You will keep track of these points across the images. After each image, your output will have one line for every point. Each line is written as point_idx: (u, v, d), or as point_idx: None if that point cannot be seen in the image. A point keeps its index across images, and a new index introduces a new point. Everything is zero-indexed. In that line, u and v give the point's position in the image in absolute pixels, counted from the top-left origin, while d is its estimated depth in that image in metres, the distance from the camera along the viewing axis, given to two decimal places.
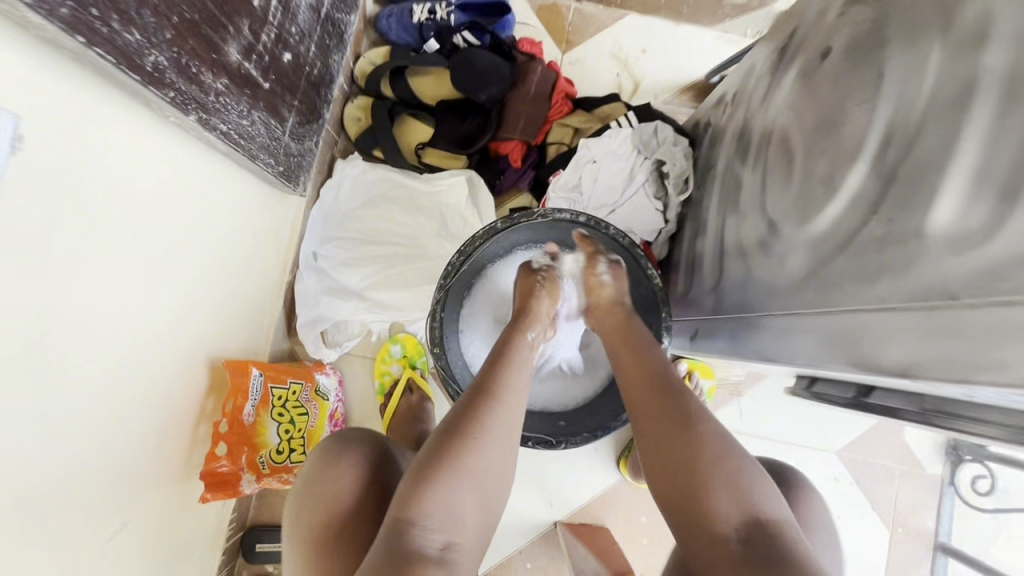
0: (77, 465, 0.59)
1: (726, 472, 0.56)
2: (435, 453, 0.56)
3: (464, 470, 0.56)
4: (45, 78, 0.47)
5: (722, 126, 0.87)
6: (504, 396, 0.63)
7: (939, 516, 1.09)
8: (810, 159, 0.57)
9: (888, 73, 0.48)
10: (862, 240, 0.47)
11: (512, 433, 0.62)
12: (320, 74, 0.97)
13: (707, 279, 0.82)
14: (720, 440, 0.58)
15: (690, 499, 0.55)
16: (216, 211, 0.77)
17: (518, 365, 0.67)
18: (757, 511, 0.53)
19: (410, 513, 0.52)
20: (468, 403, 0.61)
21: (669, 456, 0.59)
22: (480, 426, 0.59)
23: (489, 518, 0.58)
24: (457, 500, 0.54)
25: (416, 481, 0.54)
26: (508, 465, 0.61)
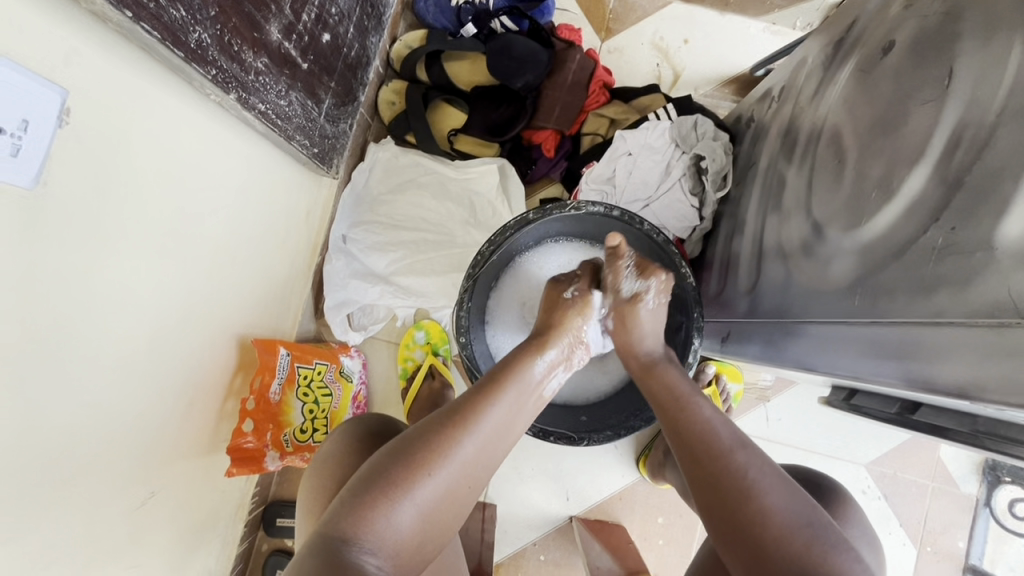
0: (114, 429, 0.61)
1: (769, 489, 0.52)
2: (381, 471, 0.52)
3: (409, 495, 0.51)
4: (97, 52, 0.48)
5: (768, 121, 0.83)
6: (477, 429, 0.56)
7: (971, 537, 1.04)
8: (863, 160, 0.55)
9: (960, 70, 0.45)
10: (928, 248, 0.45)
11: (479, 465, 0.56)
12: (358, 56, 0.97)
13: (744, 281, 0.80)
14: (761, 462, 0.54)
15: (734, 511, 0.51)
16: (253, 192, 0.79)
17: (505, 398, 0.59)
18: (806, 520, 0.50)
19: (336, 531, 0.49)
20: (436, 423, 0.56)
21: (706, 477, 0.55)
22: (437, 454, 0.53)
23: (429, 546, 0.54)
24: (396, 523, 0.50)
25: (349, 498, 0.51)
26: (462, 500, 0.55)
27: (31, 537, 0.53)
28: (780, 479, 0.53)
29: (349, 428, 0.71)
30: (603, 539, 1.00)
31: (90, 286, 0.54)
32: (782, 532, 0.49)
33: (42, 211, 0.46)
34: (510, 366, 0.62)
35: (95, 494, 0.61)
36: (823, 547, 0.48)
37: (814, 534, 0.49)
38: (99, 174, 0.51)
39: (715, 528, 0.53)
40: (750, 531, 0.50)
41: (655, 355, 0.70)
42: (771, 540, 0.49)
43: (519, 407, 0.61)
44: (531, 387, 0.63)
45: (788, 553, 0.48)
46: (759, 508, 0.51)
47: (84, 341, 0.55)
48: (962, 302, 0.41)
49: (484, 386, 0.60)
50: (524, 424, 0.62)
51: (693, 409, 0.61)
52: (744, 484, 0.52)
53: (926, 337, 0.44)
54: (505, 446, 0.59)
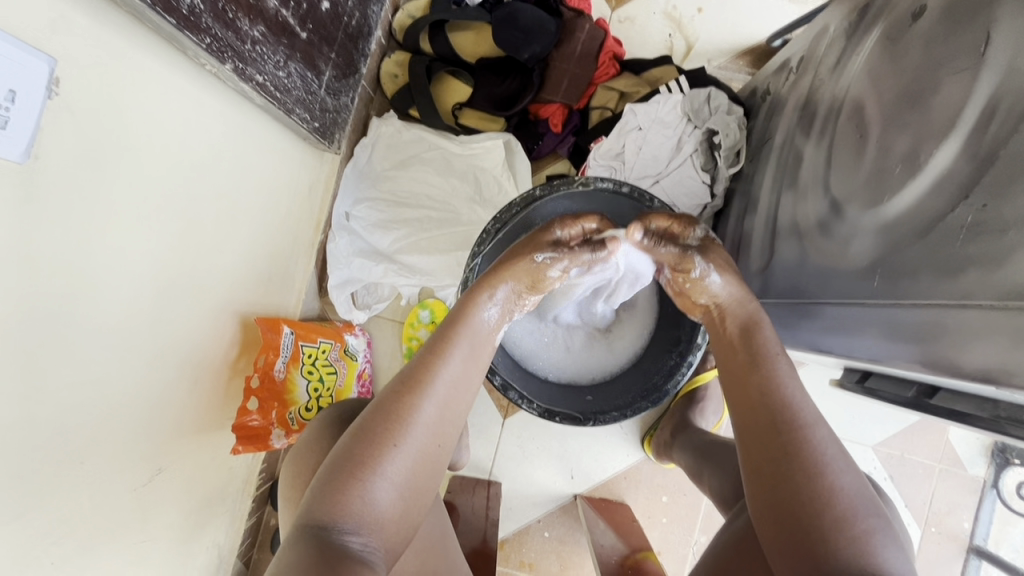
0: (118, 407, 0.61)
1: (841, 469, 0.51)
2: (349, 451, 0.52)
3: (380, 470, 0.51)
4: (85, 19, 0.46)
5: (785, 95, 0.80)
6: (432, 390, 0.57)
7: (977, 518, 1.04)
8: (887, 134, 0.52)
9: (995, 36, 0.42)
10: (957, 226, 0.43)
11: (442, 428, 0.57)
12: (359, 26, 0.93)
13: (755, 260, 0.78)
14: (838, 444, 0.53)
15: (795, 483, 0.51)
16: (253, 168, 0.77)
17: (453, 352, 0.61)
18: (868, 508, 0.49)
19: (313, 516, 0.48)
20: (394, 391, 0.56)
21: (781, 448, 0.53)
22: (399, 422, 0.54)
23: (411, 518, 0.54)
24: (374, 501, 0.50)
25: (323, 481, 0.51)
26: (433, 463, 0.56)
27: (39, 512, 0.53)
28: (852, 466, 0.52)
29: (324, 414, 0.70)
30: (607, 516, 1.00)
31: (89, 263, 0.53)
32: (846, 511, 0.49)
33: (36, 185, 0.45)
34: (452, 325, 0.63)
35: (101, 471, 0.61)
36: (874, 535, 0.47)
37: (876, 523, 0.48)
38: (94, 148, 0.50)
39: (770, 493, 0.52)
40: (807, 506, 0.49)
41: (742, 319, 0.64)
42: (828, 517, 0.48)
43: (473, 358, 0.63)
44: (477, 341, 0.64)
45: (847, 531, 0.47)
46: (827, 485, 0.50)
47: (87, 320, 0.54)
48: (990, 283, 0.40)
49: (431, 347, 0.61)
50: (477, 378, 0.63)
51: (771, 373, 0.59)
52: (816, 458, 0.52)
53: (952, 319, 0.42)
54: (464, 403, 0.61)
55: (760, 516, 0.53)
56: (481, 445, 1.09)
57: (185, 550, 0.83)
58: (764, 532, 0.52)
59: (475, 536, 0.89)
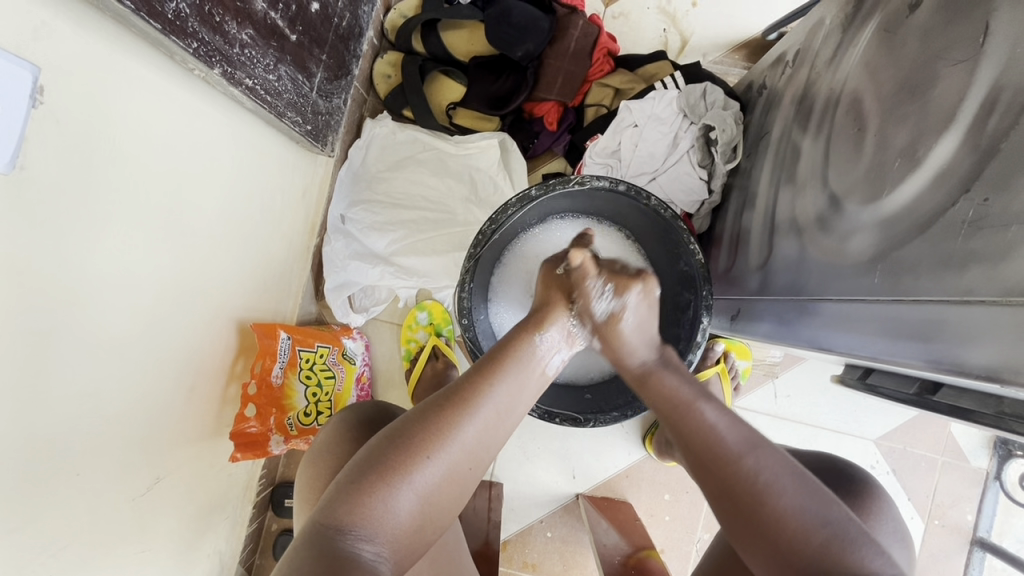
0: (116, 417, 0.61)
1: (782, 490, 0.50)
2: (377, 458, 0.51)
3: (407, 479, 0.50)
4: (70, 26, 0.45)
5: (781, 88, 0.79)
6: (478, 412, 0.55)
7: (980, 510, 1.03)
8: (886, 128, 0.51)
9: (995, 26, 0.41)
10: (968, 223, 0.42)
11: (480, 449, 0.55)
12: (349, 27, 0.92)
13: (754, 256, 0.77)
14: (769, 463, 0.52)
15: (749, 525, 0.50)
16: (246, 173, 0.77)
17: (506, 379, 0.58)
18: (823, 517, 0.49)
19: (331, 518, 0.48)
20: (434, 406, 0.55)
21: (718, 486, 0.53)
22: (438, 437, 0.53)
23: (429, 531, 0.53)
24: (396, 509, 0.50)
25: (347, 482, 0.50)
26: (462, 483, 0.54)
27: (36, 526, 0.52)
28: (794, 479, 0.51)
29: (342, 417, 0.70)
30: (609, 515, 0.99)
31: (79, 274, 0.52)
32: (799, 531, 0.48)
33: (26, 195, 0.44)
34: (510, 350, 0.61)
35: (99, 482, 0.60)
36: (842, 541, 0.47)
37: (833, 528, 0.48)
38: (83, 157, 0.49)
39: (731, 528, 0.52)
40: (770, 534, 0.49)
41: (649, 362, 0.65)
42: (787, 543, 0.48)
43: (523, 391, 0.60)
44: (533, 368, 0.61)
45: (806, 551, 0.47)
46: (772, 512, 0.50)
47: (81, 329, 0.53)
48: (994, 280, 0.39)
49: (482, 369, 0.59)
50: (525, 407, 0.61)
51: (697, 412, 0.57)
52: (754, 490, 0.51)
53: (954, 316, 0.42)
54: (506, 430, 0.58)
55: (735, 544, 0.53)
56: None
57: (186, 558, 0.82)
58: (749, 561, 0.52)
59: (477, 538, 0.89)
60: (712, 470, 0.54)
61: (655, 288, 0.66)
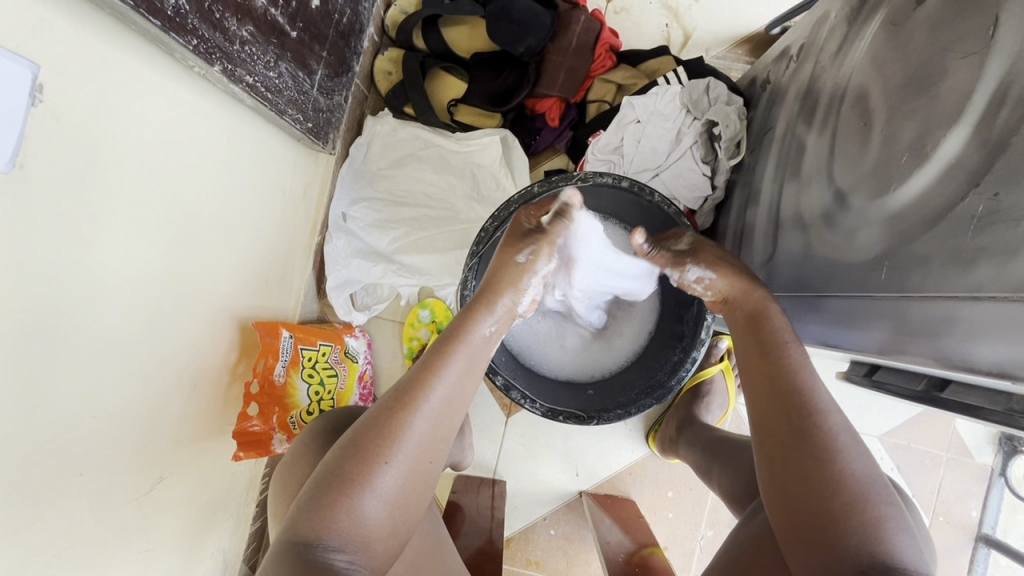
0: (118, 416, 0.61)
1: (850, 455, 0.50)
2: (336, 468, 0.51)
3: (368, 485, 0.50)
4: (67, 23, 0.45)
5: (785, 83, 0.78)
6: (424, 403, 0.55)
7: (985, 506, 1.03)
8: (892, 122, 0.51)
9: (1005, 19, 0.40)
10: (979, 219, 0.41)
11: (435, 442, 0.56)
12: (350, 23, 0.92)
13: (758, 253, 0.77)
14: (851, 433, 0.52)
15: (806, 476, 0.50)
16: (247, 171, 0.76)
17: (448, 367, 0.58)
18: (885, 493, 0.48)
19: (298, 535, 0.47)
20: (384, 408, 0.55)
21: (789, 433, 0.53)
22: (389, 435, 0.53)
23: (403, 529, 0.53)
24: (363, 517, 0.50)
25: (310, 497, 0.50)
26: (425, 477, 0.55)
27: (37, 526, 0.52)
28: (864, 450, 0.51)
29: (316, 426, 0.69)
30: (613, 513, 0.99)
31: (79, 273, 0.51)
32: (859, 497, 0.48)
33: (23, 194, 0.44)
34: (447, 341, 0.61)
35: (100, 482, 0.60)
36: (886, 520, 0.47)
37: (887, 511, 0.47)
38: (82, 155, 0.49)
39: (778, 463, 0.53)
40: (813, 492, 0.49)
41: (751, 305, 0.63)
42: (840, 507, 0.47)
43: (471, 374, 0.61)
44: (477, 356, 0.62)
45: (852, 521, 0.46)
46: (840, 471, 0.49)
47: (81, 328, 0.53)
48: (1003, 275, 0.39)
49: (428, 362, 0.59)
50: (472, 392, 0.61)
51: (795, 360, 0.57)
52: (826, 447, 0.50)
53: (963, 313, 0.42)
54: (458, 419, 0.59)
55: (773, 498, 0.52)
56: (485, 444, 1.08)
57: (189, 557, 0.82)
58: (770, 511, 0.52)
59: (480, 536, 0.88)
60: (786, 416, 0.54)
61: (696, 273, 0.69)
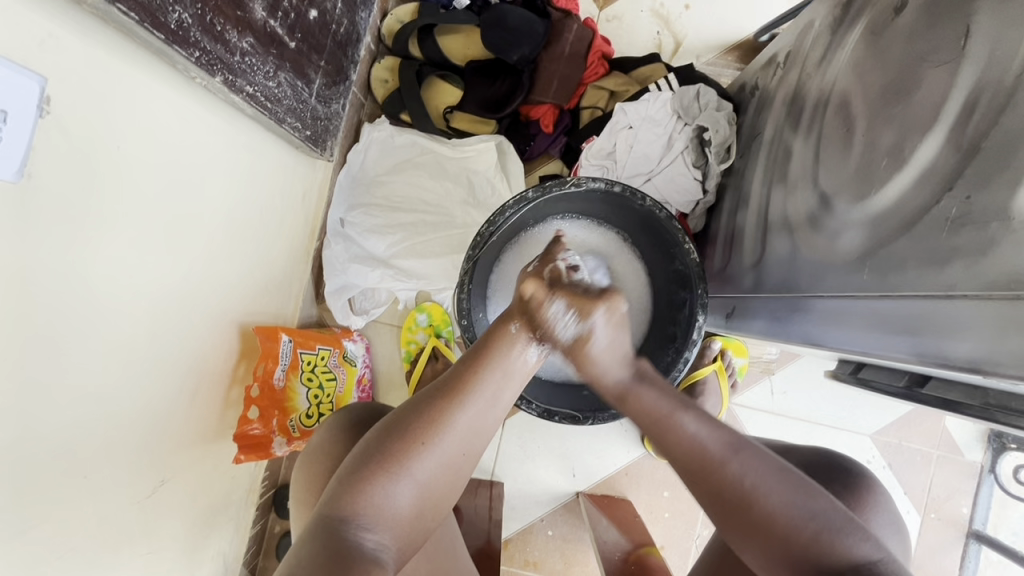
0: (122, 420, 0.62)
1: (767, 491, 0.52)
2: (377, 448, 0.53)
3: (404, 469, 0.52)
4: (74, 37, 0.46)
5: (773, 89, 0.80)
6: (468, 401, 0.56)
7: (975, 503, 1.04)
8: (873, 127, 0.53)
9: (976, 30, 0.42)
10: (953, 221, 0.43)
11: (474, 436, 0.57)
12: (347, 32, 0.94)
13: (748, 255, 0.79)
14: (753, 464, 0.53)
15: (745, 524, 0.52)
16: (247, 178, 0.78)
17: (491, 367, 0.59)
18: (808, 510, 0.50)
19: (334, 511, 0.49)
20: (427, 398, 0.56)
21: (707, 494, 0.54)
22: (431, 426, 0.54)
23: (430, 517, 0.55)
24: (395, 498, 0.51)
25: (349, 474, 0.52)
26: (459, 471, 0.56)
27: (43, 527, 0.53)
28: (776, 472, 0.53)
29: (346, 411, 0.70)
30: (610, 513, 1.00)
31: (85, 279, 0.53)
32: (795, 525, 0.50)
33: (30, 202, 0.45)
34: (492, 335, 0.61)
35: (104, 484, 0.61)
36: (830, 531, 0.49)
37: (822, 520, 0.50)
38: (87, 164, 0.50)
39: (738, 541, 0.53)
40: (765, 541, 0.51)
41: (624, 381, 0.61)
42: (781, 540, 0.50)
43: (513, 375, 0.62)
44: (517, 360, 0.60)
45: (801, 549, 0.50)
46: (762, 510, 0.51)
47: (86, 333, 0.54)
48: (976, 274, 0.41)
49: (473, 358, 0.61)
50: (518, 394, 0.62)
51: (676, 421, 0.57)
52: (741, 493, 0.52)
53: (940, 310, 0.43)
54: (499, 418, 0.60)
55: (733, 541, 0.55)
56: None
57: (190, 559, 0.83)
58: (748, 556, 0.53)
59: (479, 536, 0.90)
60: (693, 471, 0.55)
61: (619, 306, 0.62)
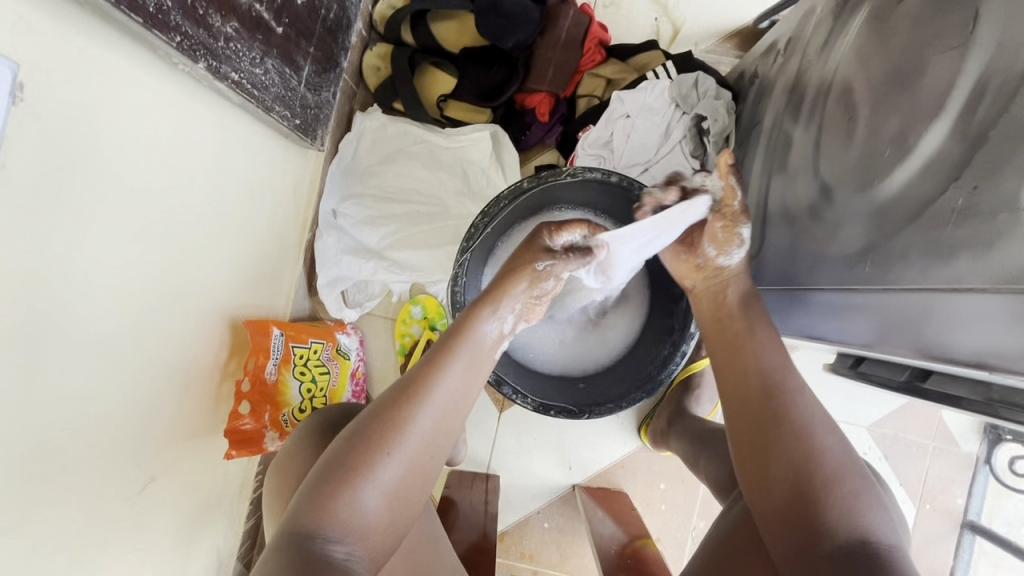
0: (109, 417, 0.60)
1: (823, 433, 0.55)
2: (337, 459, 0.51)
3: (369, 478, 0.51)
4: (46, 21, 0.44)
5: (772, 77, 0.78)
6: (429, 401, 0.56)
7: (970, 493, 1.04)
8: (876, 116, 0.51)
9: (985, 14, 0.41)
10: (959, 213, 0.42)
11: (438, 437, 0.56)
12: (337, 19, 0.91)
13: (747, 246, 0.77)
14: (814, 409, 0.57)
15: (789, 455, 0.54)
16: (234, 169, 0.76)
17: (452, 367, 0.59)
18: (853, 468, 0.52)
19: (299, 525, 0.48)
20: (387, 401, 0.55)
21: (759, 422, 0.57)
22: (393, 431, 0.53)
23: (402, 523, 0.54)
24: (362, 508, 0.50)
25: (309, 490, 0.50)
26: (426, 473, 0.55)
27: (28, 528, 0.52)
28: (834, 429, 0.55)
29: (310, 420, 0.69)
30: (606, 506, 1.00)
31: (66, 274, 0.51)
32: (833, 473, 0.52)
33: (5, 193, 0.43)
34: (453, 337, 0.62)
35: (92, 482, 0.60)
36: (866, 493, 0.51)
37: (860, 484, 0.51)
38: (64, 154, 0.48)
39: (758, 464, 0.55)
40: (790, 476, 0.52)
41: (733, 300, 0.67)
42: (819, 483, 0.51)
43: (473, 371, 0.61)
44: (482, 357, 0.63)
45: (831, 498, 0.50)
46: (813, 447, 0.53)
47: (68, 328, 0.53)
48: (982, 268, 0.40)
49: (433, 359, 0.59)
50: (476, 389, 0.62)
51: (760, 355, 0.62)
52: (799, 427, 0.55)
53: (944, 304, 0.42)
54: (461, 415, 0.59)
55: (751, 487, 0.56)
56: (478, 440, 1.08)
57: (183, 555, 0.82)
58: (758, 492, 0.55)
59: (474, 531, 0.89)
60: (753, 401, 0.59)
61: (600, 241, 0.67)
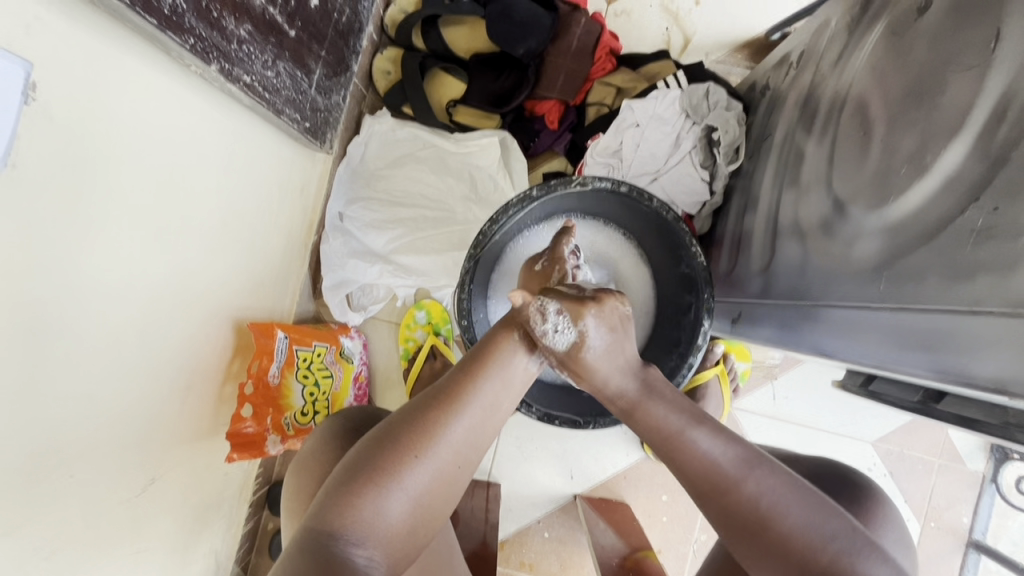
0: (111, 417, 0.60)
1: (784, 502, 0.51)
2: (368, 459, 0.51)
3: (396, 482, 0.51)
4: (61, 21, 0.44)
5: (784, 90, 0.78)
6: (464, 412, 0.55)
7: (976, 513, 1.04)
8: (892, 133, 0.51)
9: (1006, 33, 0.40)
10: (979, 233, 0.41)
11: (469, 447, 0.56)
12: (349, 22, 0.91)
13: (756, 259, 0.77)
14: (770, 481, 0.52)
15: (745, 522, 0.51)
16: (242, 169, 0.75)
17: (491, 377, 0.59)
18: (822, 527, 0.49)
19: (322, 523, 0.48)
20: (422, 405, 0.55)
21: (709, 481, 0.54)
22: (425, 438, 0.53)
23: (421, 533, 0.53)
24: (385, 513, 0.50)
25: (336, 487, 0.50)
26: (452, 484, 0.55)
27: (28, 530, 0.52)
28: (794, 486, 0.52)
29: (332, 421, 0.69)
30: (607, 516, 0.99)
31: (72, 275, 0.51)
32: (807, 532, 0.49)
33: (15, 193, 0.43)
34: (495, 343, 0.62)
35: (92, 484, 0.59)
36: (843, 550, 0.48)
37: (836, 539, 0.49)
38: (74, 155, 0.48)
39: (729, 537, 0.52)
40: (762, 535, 0.50)
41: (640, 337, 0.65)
42: (792, 546, 0.49)
43: (512, 383, 0.61)
44: (519, 368, 0.61)
45: (812, 562, 0.48)
46: (773, 517, 0.50)
47: (72, 329, 0.52)
48: (1001, 291, 0.39)
49: (469, 365, 0.60)
50: (514, 403, 0.62)
51: (661, 404, 0.58)
52: (753, 498, 0.51)
53: (960, 326, 0.42)
54: (495, 427, 0.59)
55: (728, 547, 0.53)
56: None
57: (181, 557, 0.82)
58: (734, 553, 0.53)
59: (474, 539, 0.88)
60: (689, 462, 0.55)
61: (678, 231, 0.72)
